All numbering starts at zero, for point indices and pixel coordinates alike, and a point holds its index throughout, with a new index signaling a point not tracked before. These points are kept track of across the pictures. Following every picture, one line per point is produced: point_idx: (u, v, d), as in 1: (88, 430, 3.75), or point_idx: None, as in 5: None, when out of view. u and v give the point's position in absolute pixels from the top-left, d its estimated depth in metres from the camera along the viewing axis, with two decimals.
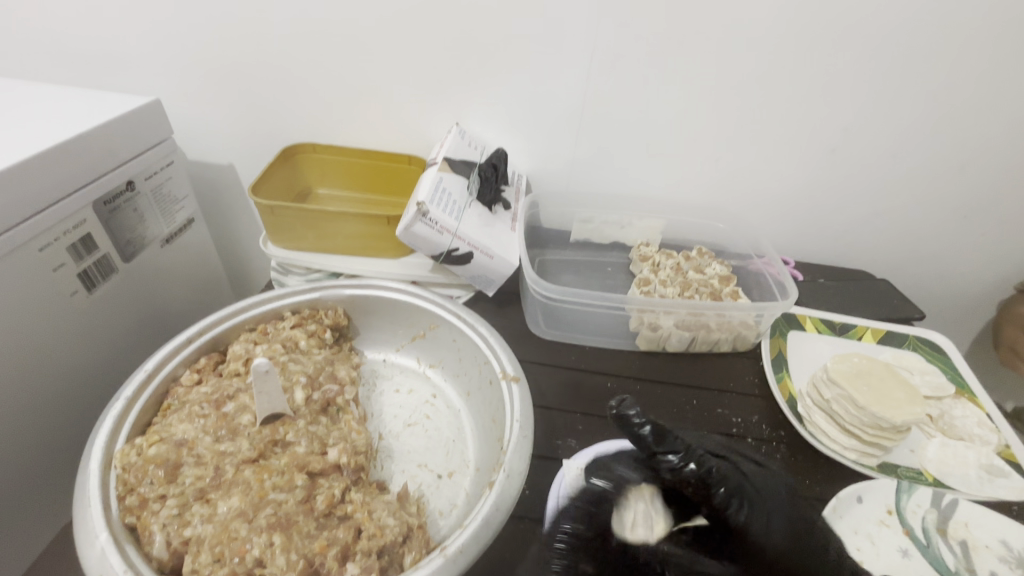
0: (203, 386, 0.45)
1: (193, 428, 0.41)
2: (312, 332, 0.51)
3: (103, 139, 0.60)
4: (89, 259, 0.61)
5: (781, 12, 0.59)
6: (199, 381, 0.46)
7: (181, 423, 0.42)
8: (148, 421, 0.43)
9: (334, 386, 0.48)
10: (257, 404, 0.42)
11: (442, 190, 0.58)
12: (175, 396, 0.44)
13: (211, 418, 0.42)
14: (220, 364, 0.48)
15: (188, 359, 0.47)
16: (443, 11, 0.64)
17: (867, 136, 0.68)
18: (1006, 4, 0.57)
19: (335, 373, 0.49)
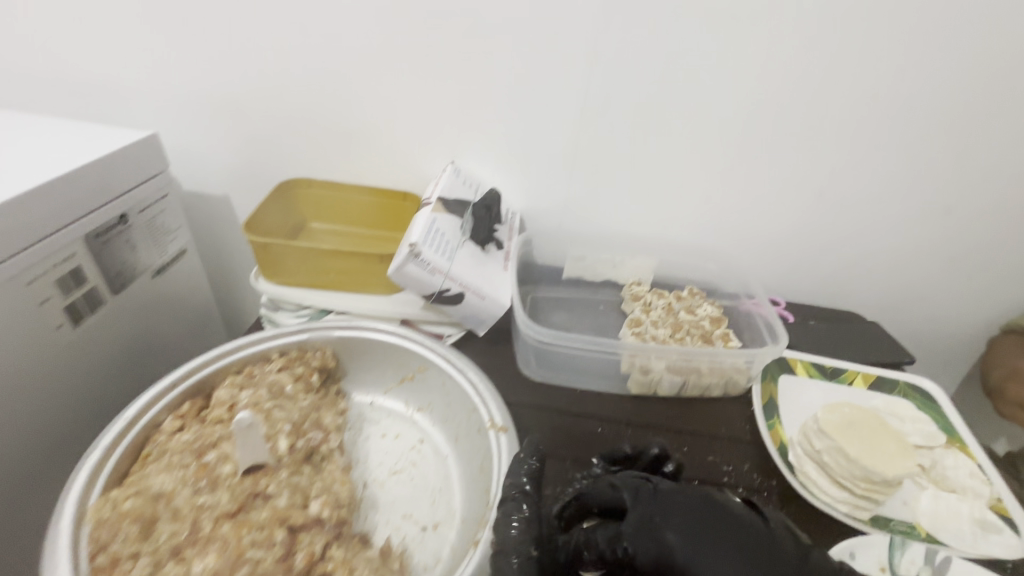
0: (184, 433, 0.44)
1: (172, 479, 0.40)
2: (299, 376, 0.50)
3: (99, 173, 0.60)
4: (78, 291, 0.60)
5: (769, 58, 0.61)
6: (181, 427, 0.45)
7: (159, 474, 0.41)
8: (126, 470, 0.42)
9: (318, 434, 0.47)
10: (238, 456, 0.41)
11: (435, 230, 0.58)
12: (156, 443, 0.43)
13: (191, 468, 0.41)
14: (203, 409, 0.47)
15: (171, 405, 0.46)
16: (441, 54, 0.65)
17: (855, 179, 0.70)
18: (980, 62, 0.60)
19: (320, 420, 0.48)
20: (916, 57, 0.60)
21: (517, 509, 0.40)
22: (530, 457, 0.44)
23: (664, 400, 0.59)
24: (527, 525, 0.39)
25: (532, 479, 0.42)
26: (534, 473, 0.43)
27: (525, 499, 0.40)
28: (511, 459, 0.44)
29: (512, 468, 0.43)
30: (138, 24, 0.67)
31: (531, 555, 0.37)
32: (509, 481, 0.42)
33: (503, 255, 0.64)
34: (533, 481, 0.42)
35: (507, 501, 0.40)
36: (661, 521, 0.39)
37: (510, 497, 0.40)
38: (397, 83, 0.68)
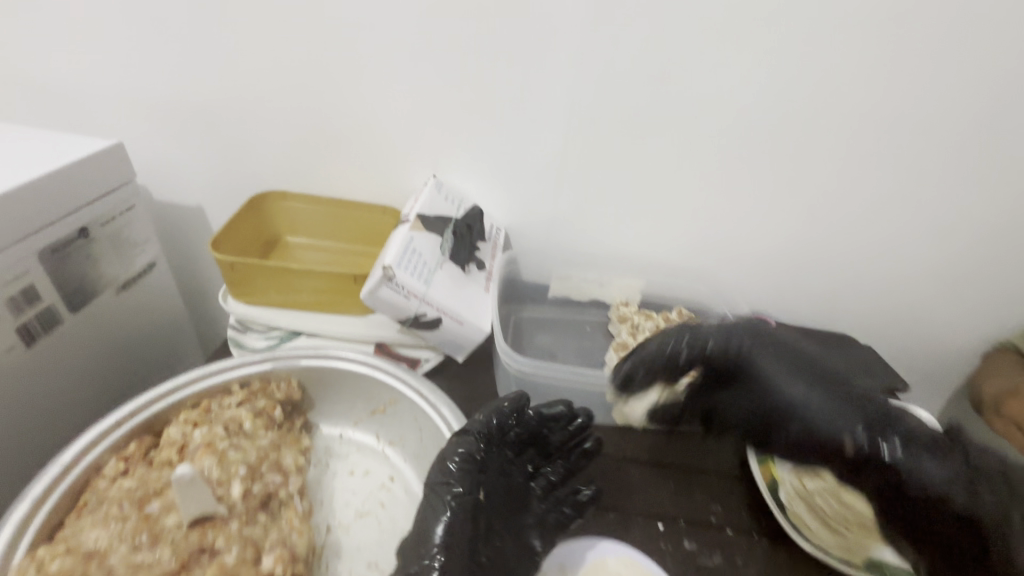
0: (126, 480, 0.41)
1: (107, 535, 0.37)
2: (259, 411, 0.46)
3: (58, 185, 0.57)
4: (32, 311, 0.57)
5: (762, 74, 0.59)
6: (125, 471, 0.42)
7: (94, 529, 0.38)
8: (60, 522, 0.39)
9: (277, 478, 0.43)
10: (183, 508, 0.38)
11: (412, 251, 0.55)
12: (94, 492, 0.41)
13: (130, 521, 0.38)
14: (151, 449, 0.44)
15: (115, 446, 0.43)
16: (423, 65, 0.63)
17: (849, 199, 0.68)
18: (978, 83, 0.58)
19: (280, 461, 0.45)
20: (912, 76, 0.58)
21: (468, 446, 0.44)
22: (507, 406, 0.47)
23: (650, 432, 0.57)
24: (466, 464, 0.43)
25: (494, 424, 0.46)
26: (504, 416, 0.47)
27: (475, 441, 0.44)
28: (492, 403, 0.48)
29: (485, 411, 0.47)
30: (104, 27, 0.64)
31: (465, 493, 0.41)
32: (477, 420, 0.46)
33: (484, 276, 0.62)
34: (495, 428, 0.46)
35: (461, 438, 0.44)
36: (751, 357, 0.49)
37: (471, 432, 0.45)
38: (377, 93, 0.66)
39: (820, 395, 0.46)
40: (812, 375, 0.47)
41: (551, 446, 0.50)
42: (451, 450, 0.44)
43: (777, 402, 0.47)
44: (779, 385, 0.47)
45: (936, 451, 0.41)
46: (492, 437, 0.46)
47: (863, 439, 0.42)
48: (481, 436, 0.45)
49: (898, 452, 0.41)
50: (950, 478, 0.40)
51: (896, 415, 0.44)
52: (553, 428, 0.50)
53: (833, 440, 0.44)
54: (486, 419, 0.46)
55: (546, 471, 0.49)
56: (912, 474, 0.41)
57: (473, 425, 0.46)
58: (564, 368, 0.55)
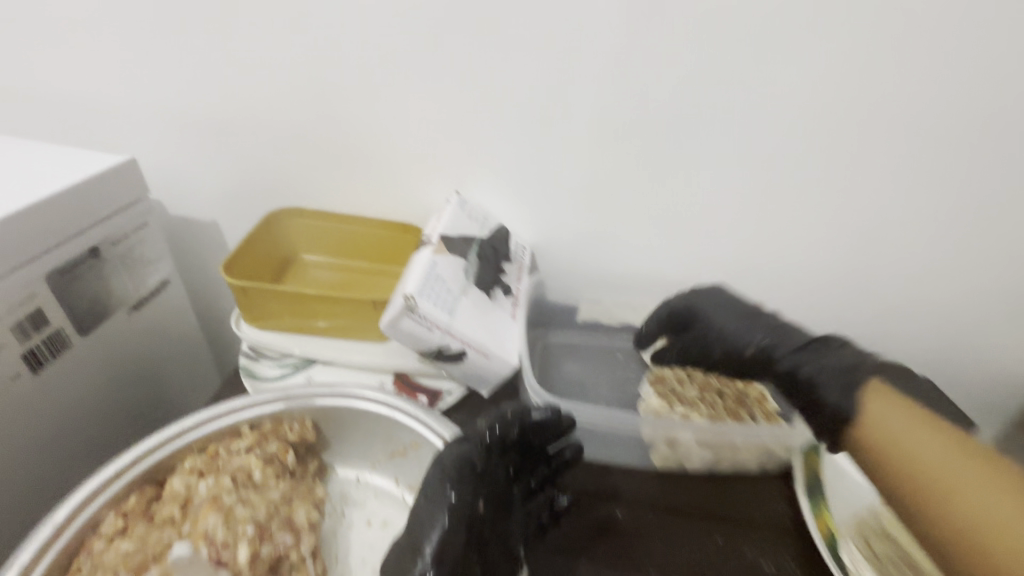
0: (124, 541, 0.38)
1: None
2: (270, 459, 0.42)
3: (67, 203, 0.54)
4: (39, 335, 0.54)
5: (816, 84, 0.54)
6: (124, 528, 0.39)
7: None
8: None
9: (288, 539, 0.39)
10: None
11: (435, 276, 0.51)
12: (89, 554, 0.37)
13: None
14: (154, 501, 0.41)
15: (114, 499, 0.39)
16: (449, 76, 0.59)
17: (910, 222, 0.61)
18: None
19: (291, 518, 0.41)
20: (990, 88, 0.52)
21: (467, 452, 0.41)
22: (511, 415, 0.45)
23: (691, 477, 0.52)
24: (464, 472, 0.40)
25: (497, 432, 0.43)
26: (505, 424, 0.44)
27: (479, 450, 0.42)
28: (495, 412, 0.45)
29: (488, 418, 0.44)
30: (118, 40, 0.61)
31: (460, 502, 0.38)
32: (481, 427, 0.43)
33: (511, 302, 0.57)
34: (497, 436, 0.43)
35: (461, 445, 0.42)
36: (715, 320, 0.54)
37: (474, 439, 0.42)
38: (397, 106, 0.62)
39: (744, 321, 0.53)
40: (740, 309, 0.54)
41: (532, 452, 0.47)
42: (449, 456, 0.41)
43: (713, 336, 0.54)
44: (715, 324, 0.54)
45: (858, 370, 0.44)
46: (494, 446, 0.43)
47: (770, 343, 0.50)
48: (482, 443, 0.42)
49: (814, 369, 0.46)
50: (847, 390, 0.43)
51: (817, 339, 0.48)
52: (539, 432, 0.46)
53: (735, 345, 0.52)
54: (491, 428, 0.43)
55: (526, 477, 0.47)
56: (818, 382, 0.45)
57: (474, 432, 0.43)
58: (597, 407, 0.51)
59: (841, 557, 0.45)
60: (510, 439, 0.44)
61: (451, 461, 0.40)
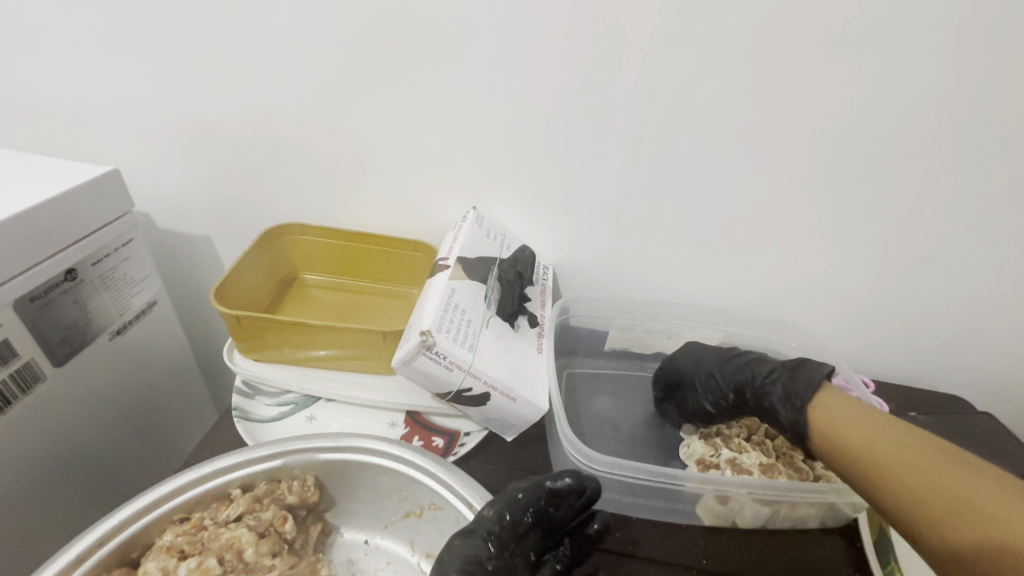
0: None
1: None
2: (265, 528, 0.35)
3: (39, 221, 0.48)
4: (4, 371, 0.48)
5: (883, 95, 0.47)
6: None
7: None
8: None
9: None
10: None
11: (454, 307, 0.45)
12: None
13: None
14: None
15: None
16: (467, 81, 0.53)
17: (979, 250, 0.55)
18: None
19: None
20: None
21: (475, 553, 0.33)
22: (522, 495, 0.36)
23: (744, 535, 0.46)
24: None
25: (507, 521, 0.35)
26: (515, 508, 0.36)
27: (489, 546, 0.34)
28: (502, 495, 0.36)
29: (494, 503, 0.36)
30: (97, 37, 0.55)
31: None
32: (489, 513, 0.35)
33: (537, 332, 0.51)
34: (508, 525, 0.35)
35: (467, 541, 0.33)
36: (690, 371, 0.54)
37: (480, 533, 0.34)
38: (408, 114, 0.56)
39: (712, 366, 0.53)
40: (716, 355, 0.54)
41: (553, 531, 0.37)
42: (452, 559, 0.33)
43: (693, 381, 0.54)
44: (689, 371, 0.54)
45: (802, 386, 0.46)
46: (507, 540, 0.34)
47: (738, 380, 0.50)
48: (491, 538, 0.34)
49: (774, 398, 0.47)
50: (797, 408, 0.45)
51: (774, 365, 0.49)
52: (557, 505, 0.37)
53: (711, 391, 0.52)
54: (499, 516, 0.35)
55: (550, 559, 0.37)
56: (780, 408, 0.46)
57: (480, 524, 0.35)
58: (642, 463, 0.44)
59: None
60: (523, 526, 0.35)
61: (456, 566, 0.32)
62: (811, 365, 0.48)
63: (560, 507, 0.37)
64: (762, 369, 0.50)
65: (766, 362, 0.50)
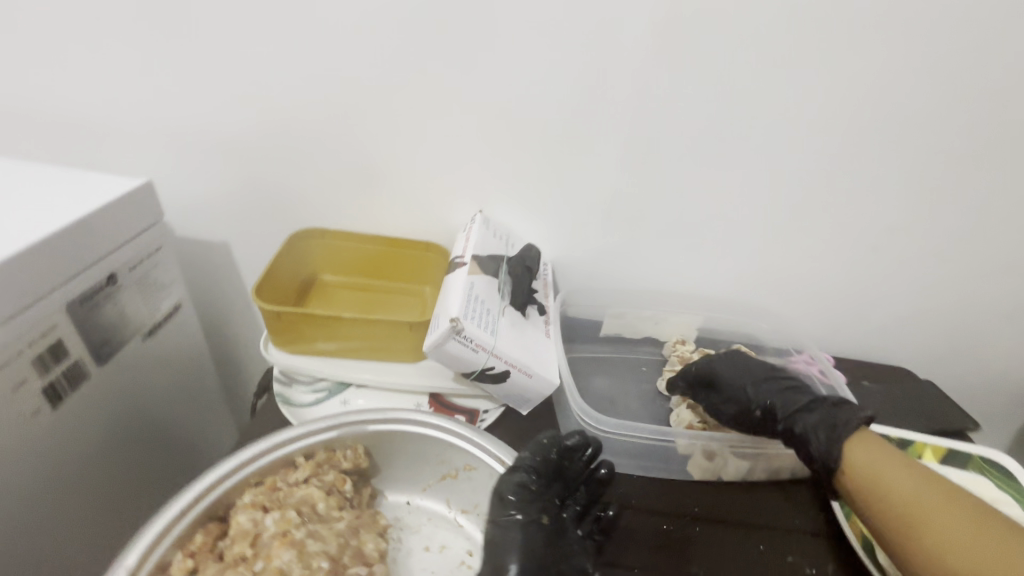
0: None
1: None
2: (330, 487, 0.41)
3: (88, 229, 0.53)
4: (59, 368, 0.52)
5: (824, 108, 0.57)
6: (195, 570, 0.36)
7: None
8: None
9: (361, 569, 0.38)
10: None
11: (475, 298, 0.52)
12: None
13: None
14: (219, 539, 0.38)
15: (180, 538, 0.37)
16: (474, 97, 0.60)
17: (911, 237, 0.66)
18: None
19: (361, 548, 0.39)
20: (978, 108, 0.56)
21: (521, 480, 0.42)
22: (546, 441, 0.44)
23: (728, 486, 0.53)
24: (524, 497, 0.41)
25: (540, 459, 0.43)
26: (545, 449, 0.44)
27: (533, 476, 0.42)
28: (532, 441, 0.45)
29: (529, 447, 0.44)
30: (130, 56, 0.60)
31: (528, 521, 0.40)
32: (526, 453, 0.44)
33: (544, 319, 0.58)
34: (543, 462, 0.43)
35: (514, 474, 0.42)
36: (722, 377, 0.56)
37: (523, 466, 0.43)
38: (423, 126, 0.62)
39: (748, 379, 0.55)
40: (750, 371, 0.56)
41: (569, 480, 0.46)
42: (506, 485, 0.41)
43: (724, 387, 0.56)
44: (720, 377, 0.56)
45: (845, 421, 0.49)
46: (546, 473, 0.43)
47: (770, 401, 0.52)
48: (533, 471, 0.42)
49: (809, 426, 0.49)
50: (833, 441, 0.48)
51: (817, 398, 0.51)
52: (572, 458, 0.46)
53: (741, 405, 0.54)
54: (537, 454, 0.43)
55: (572, 501, 0.46)
56: (813, 435, 0.49)
57: (522, 461, 0.43)
58: (642, 425, 0.52)
59: (875, 554, 0.48)
60: (552, 464, 0.44)
61: (510, 490, 0.41)
62: (851, 408, 0.50)
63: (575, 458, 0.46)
64: (801, 399, 0.52)
65: (809, 394, 0.52)
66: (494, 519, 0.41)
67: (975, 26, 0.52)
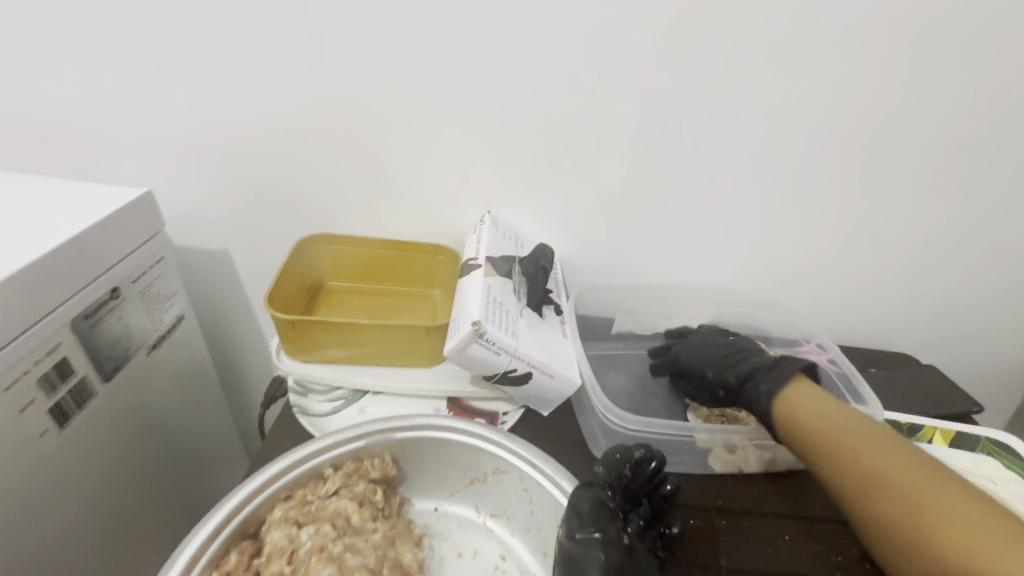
0: None
1: None
2: (362, 498, 0.41)
3: (91, 243, 0.51)
4: (65, 387, 0.51)
5: (829, 100, 0.58)
6: None
7: None
8: None
9: None
10: None
11: (493, 300, 0.51)
12: None
13: None
14: (253, 556, 0.38)
15: (215, 558, 0.36)
16: (480, 97, 0.59)
17: (913, 225, 0.67)
18: None
19: (398, 559, 0.39)
20: (977, 97, 0.57)
21: (596, 497, 0.40)
22: (619, 454, 0.42)
23: (750, 478, 0.54)
24: (600, 512, 0.38)
25: (612, 473, 0.41)
26: (619, 465, 0.42)
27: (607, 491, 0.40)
28: (604, 455, 0.43)
29: (601, 461, 0.42)
30: (126, 61, 0.58)
31: (609, 540, 0.37)
32: (601, 468, 0.42)
33: (560, 319, 0.58)
34: (615, 476, 0.41)
35: (588, 489, 0.40)
36: (686, 362, 0.60)
37: (596, 482, 0.41)
38: (430, 126, 0.62)
39: (706, 357, 0.59)
40: (706, 347, 0.60)
41: (631, 492, 0.41)
42: (580, 501, 0.39)
43: (691, 371, 0.60)
44: (685, 361, 0.60)
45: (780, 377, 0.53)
46: (618, 487, 0.41)
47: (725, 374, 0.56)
48: (607, 486, 0.41)
49: (757, 391, 0.53)
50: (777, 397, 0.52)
51: (756, 361, 0.56)
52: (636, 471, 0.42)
53: (705, 385, 0.59)
54: (611, 470, 0.41)
55: (634, 517, 0.41)
56: (761, 398, 0.53)
57: (596, 477, 0.41)
58: (665, 421, 0.52)
59: None
60: (624, 478, 0.41)
61: (585, 506, 0.39)
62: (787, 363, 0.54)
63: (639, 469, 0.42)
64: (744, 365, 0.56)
65: (750, 359, 0.56)
66: (568, 536, 0.37)
67: (976, 16, 0.53)
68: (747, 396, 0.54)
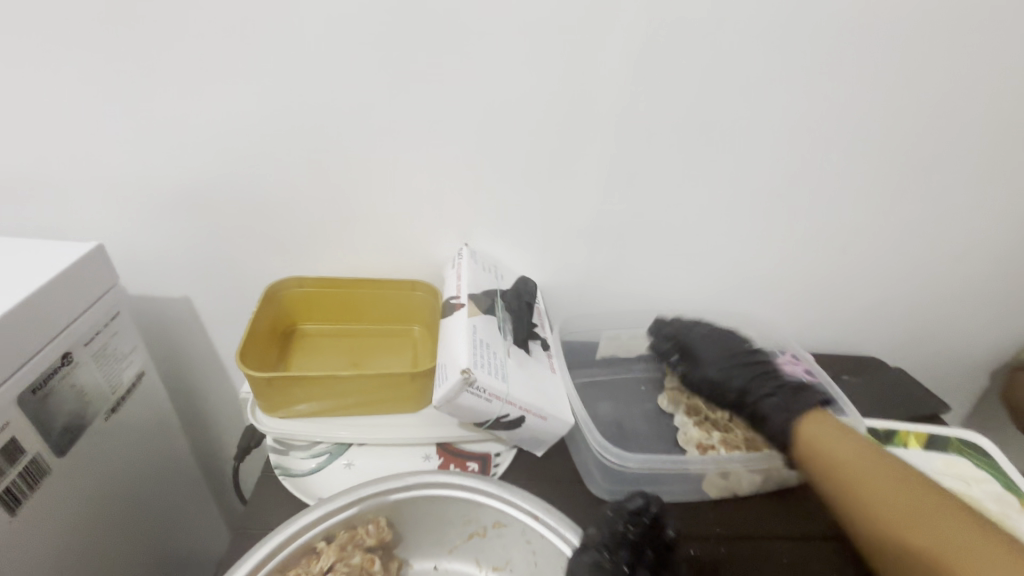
0: None
1: None
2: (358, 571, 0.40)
3: (39, 307, 0.47)
4: (15, 468, 0.46)
5: (792, 122, 0.60)
6: None
7: None
8: None
9: None
10: None
11: (480, 342, 0.50)
12: None
13: None
14: None
15: None
16: (453, 129, 0.58)
17: (875, 235, 0.70)
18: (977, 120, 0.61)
19: None
20: (926, 113, 0.61)
21: (596, 560, 0.38)
22: (610, 512, 0.42)
23: (743, 501, 0.54)
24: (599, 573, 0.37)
25: (609, 530, 0.41)
26: (613, 522, 0.41)
27: (604, 550, 0.39)
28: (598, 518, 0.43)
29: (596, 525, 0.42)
30: (67, 105, 0.54)
31: None
32: (597, 529, 0.41)
33: (548, 353, 0.57)
34: (612, 532, 0.40)
35: (584, 555, 0.39)
36: (699, 359, 0.62)
37: (592, 545, 0.40)
38: (402, 161, 0.60)
39: (720, 364, 0.60)
40: (720, 351, 0.61)
41: (633, 543, 0.40)
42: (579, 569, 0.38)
43: (699, 374, 0.61)
44: (699, 361, 0.62)
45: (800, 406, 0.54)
46: (618, 540, 0.40)
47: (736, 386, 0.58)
48: (604, 546, 0.39)
49: (769, 407, 0.55)
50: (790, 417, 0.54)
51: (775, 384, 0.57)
52: (633, 523, 0.41)
53: (711, 385, 0.60)
54: (608, 529, 0.41)
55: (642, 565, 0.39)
56: (772, 417, 0.55)
57: (592, 539, 0.40)
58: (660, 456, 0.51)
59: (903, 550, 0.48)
60: (621, 532, 0.40)
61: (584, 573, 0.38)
62: (809, 393, 0.56)
63: (633, 519, 0.41)
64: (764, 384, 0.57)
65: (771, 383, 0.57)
66: None
67: (922, 39, 0.56)
68: (757, 408, 0.56)
